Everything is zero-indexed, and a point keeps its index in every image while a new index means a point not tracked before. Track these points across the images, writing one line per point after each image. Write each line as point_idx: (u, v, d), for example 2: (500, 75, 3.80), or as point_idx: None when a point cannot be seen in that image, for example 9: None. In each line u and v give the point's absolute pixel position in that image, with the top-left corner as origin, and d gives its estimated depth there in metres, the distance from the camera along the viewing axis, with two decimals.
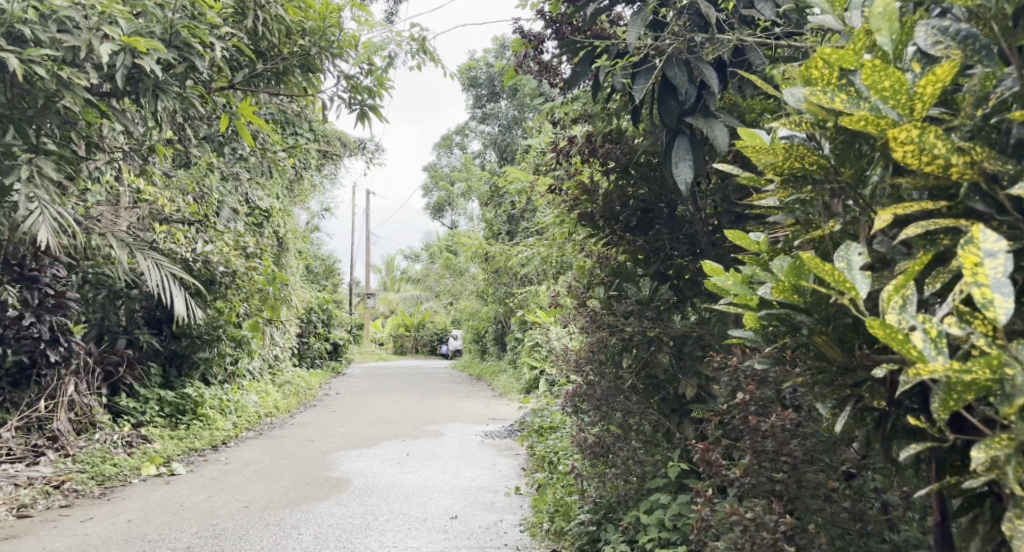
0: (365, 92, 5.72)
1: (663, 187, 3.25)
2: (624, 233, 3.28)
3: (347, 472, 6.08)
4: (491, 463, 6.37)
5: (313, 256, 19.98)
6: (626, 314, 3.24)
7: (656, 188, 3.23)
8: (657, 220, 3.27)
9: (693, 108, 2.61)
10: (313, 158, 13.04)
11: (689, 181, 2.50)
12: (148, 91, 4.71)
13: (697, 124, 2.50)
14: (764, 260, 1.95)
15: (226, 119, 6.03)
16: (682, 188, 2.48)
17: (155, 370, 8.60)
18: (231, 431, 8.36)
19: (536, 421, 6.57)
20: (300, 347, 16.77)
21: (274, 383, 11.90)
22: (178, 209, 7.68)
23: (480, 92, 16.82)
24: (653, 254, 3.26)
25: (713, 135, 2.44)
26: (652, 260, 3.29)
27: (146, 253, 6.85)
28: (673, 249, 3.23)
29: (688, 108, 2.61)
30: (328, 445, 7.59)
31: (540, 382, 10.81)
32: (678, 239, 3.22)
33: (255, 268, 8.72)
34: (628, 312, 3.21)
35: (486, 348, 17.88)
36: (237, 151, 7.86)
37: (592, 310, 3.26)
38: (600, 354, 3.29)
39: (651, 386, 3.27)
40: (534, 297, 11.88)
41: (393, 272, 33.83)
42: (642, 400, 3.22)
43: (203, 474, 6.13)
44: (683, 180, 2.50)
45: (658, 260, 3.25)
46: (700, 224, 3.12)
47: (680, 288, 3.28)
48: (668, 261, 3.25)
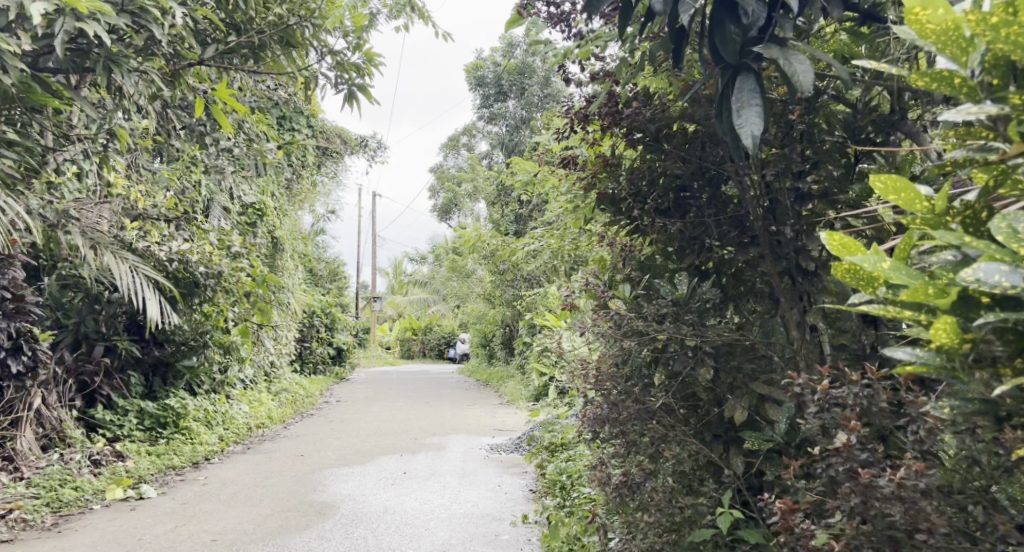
0: (352, 71, 5.08)
1: (705, 159, 2.59)
2: (653, 217, 2.63)
3: (335, 494, 5.47)
4: (497, 483, 5.74)
5: (315, 258, 19.34)
6: (658, 317, 2.60)
7: (695, 162, 2.58)
8: (696, 201, 2.64)
9: (759, 38, 2.11)
10: (310, 155, 12.41)
11: (757, 132, 1.96)
12: (98, 64, 4.13)
13: (771, 55, 2.01)
14: (933, 225, 1.66)
15: (200, 104, 5.45)
16: (748, 141, 1.95)
17: (137, 380, 8.01)
18: (216, 446, 7.76)
19: (546, 437, 5.94)
20: (301, 353, 16.16)
21: (269, 391, 11.27)
22: (155, 204, 7.08)
23: (487, 91, 16.12)
24: (692, 243, 2.63)
25: (792, 70, 1.96)
26: (685, 251, 2.66)
27: (119, 255, 6.28)
28: (713, 237, 2.60)
29: (752, 38, 2.11)
30: (319, 461, 6.99)
31: (550, 389, 10.15)
32: (723, 223, 2.59)
33: (244, 270, 8.12)
34: (661, 315, 2.57)
35: (493, 353, 17.19)
36: (217, 141, 7.26)
37: (617, 314, 2.63)
38: (624, 367, 2.66)
39: (690, 406, 2.63)
40: (544, 300, 11.22)
41: (401, 275, 33.17)
42: (678, 425, 2.57)
43: (175, 498, 5.53)
44: (751, 132, 1.95)
45: (699, 250, 2.63)
46: (751, 204, 2.47)
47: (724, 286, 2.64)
48: (710, 252, 2.62)
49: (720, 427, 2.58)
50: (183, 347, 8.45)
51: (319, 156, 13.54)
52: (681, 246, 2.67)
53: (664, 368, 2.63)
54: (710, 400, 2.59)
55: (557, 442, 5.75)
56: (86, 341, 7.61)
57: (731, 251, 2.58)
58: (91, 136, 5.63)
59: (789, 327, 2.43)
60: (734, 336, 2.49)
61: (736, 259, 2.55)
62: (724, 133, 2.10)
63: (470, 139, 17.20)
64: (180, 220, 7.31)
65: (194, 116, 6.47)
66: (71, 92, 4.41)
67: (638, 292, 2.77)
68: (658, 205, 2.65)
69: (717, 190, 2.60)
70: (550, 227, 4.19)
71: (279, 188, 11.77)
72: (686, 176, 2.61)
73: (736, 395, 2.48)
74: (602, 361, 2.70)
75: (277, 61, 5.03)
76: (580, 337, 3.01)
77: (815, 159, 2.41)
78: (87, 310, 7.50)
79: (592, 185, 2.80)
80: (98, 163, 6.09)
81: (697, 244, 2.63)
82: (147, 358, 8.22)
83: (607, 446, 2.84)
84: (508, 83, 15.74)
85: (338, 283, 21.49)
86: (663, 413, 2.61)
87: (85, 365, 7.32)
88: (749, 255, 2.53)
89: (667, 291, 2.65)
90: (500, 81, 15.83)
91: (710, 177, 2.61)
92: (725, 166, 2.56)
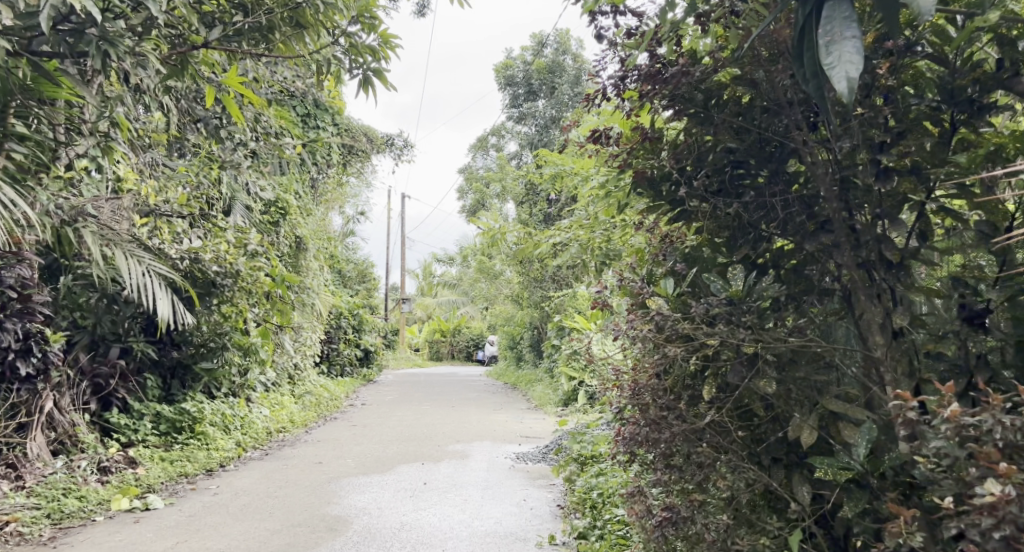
0: (368, 53, 4.77)
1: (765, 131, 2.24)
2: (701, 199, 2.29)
3: (349, 508, 5.14)
4: (522, 497, 5.37)
5: (343, 259, 19.09)
6: (709, 319, 2.23)
7: (753, 134, 2.23)
8: (754, 182, 2.28)
9: None
10: (335, 153, 12.15)
11: (853, 78, 1.75)
12: (93, 46, 3.82)
13: None
14: None
15: (211, 93, 5.17)
16: (842, 87, 1.75)
17: (154, 382, 7.74)
18: (232, 452, 7.44)
19: (575, 448, 5.55)
20: (328, 354, 15.91)
21: (292, 393, 10.99)
22: (167, 199, 6.77)
23: (517, 90, 15.79)
24: (749, 233, 2.27)
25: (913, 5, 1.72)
26: (738, 239, 2.31)
27: (133, 255, 5.90)
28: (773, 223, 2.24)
29: None
30: (336, 469, 6.67)
31: (580, 394, 9.77)
32: (790, 205, 2.21)
33: (263, 269, 7.84)
34: (711, 317, 2.21)
35: (522, 356, 16.79)
36: (232, 134, 6.99)
37: (658, 315, 2.26)
38: (667, 377, 2.30)
39: (748, 422, 2.26)
40: (575, 301, 10.84)
41: (429, 277, 32.89)
42: (732, 447, 2.22)
43: (183, 508, 5.23)
44: (846, 74, 1.75)
45: (756, 238, 2.27)
46: (825, 184, 2.12)
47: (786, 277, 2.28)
48: (772, 241, 2.25)
49: (785, 448, 2.20)
50: (202, 348, 8.20)
51: (345, 155, 13.27)
52: (733, 234, 2.31)
53: (716, 377, 2.27)
54: (771, 418, 2.22)
55: (587, 455, 5.37)
56: (102, 341, 7.35)
57: (796, 239, 2.21)
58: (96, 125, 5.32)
59: (870, 329, 2.09)
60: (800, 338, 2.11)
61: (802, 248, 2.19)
62: (811, 73, 1.89)
63: (500, 139, 16.84)
64: (195, 216, 7.04)
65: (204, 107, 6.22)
66: (67, 78, 4.11)
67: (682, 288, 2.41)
68: (706, 185, 2.29)
69: (779, 168, 2.24)
70: (583, 220, 3.82)
71: (303, 187, 11.52)
72: (741, 150, 2.25)
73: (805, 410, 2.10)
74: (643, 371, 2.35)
75: (289, 43, 4.68)
76: (613, 341, 2.64)
77: (900, 129, 2.06)
78: (104, 310, 7.24)
79: (627, 163, 2.47)
80: (105, 155, 5.79)
81: (753, 231, 2.27)
82: (164, 360, 7.95)
83: (647, 467, 2.48)
84: (538, 82, 15.39)
85: (367, 284, 21.21)
86: (717, 431, 2.25)
87: (100, 367, 7.07)
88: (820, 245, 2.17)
89: (719, 287, 2.26)
90: (530, 80, 15.50)
91: (770, 151, 2.24)
92: (790, 140, 2.20)
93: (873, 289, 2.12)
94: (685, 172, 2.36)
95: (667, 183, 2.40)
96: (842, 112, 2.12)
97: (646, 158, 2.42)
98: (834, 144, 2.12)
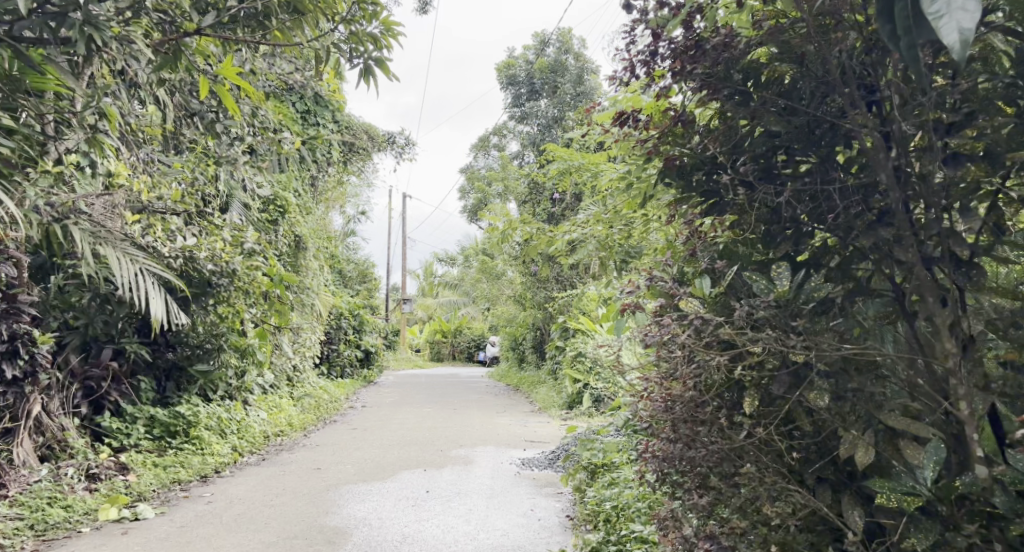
0: (369, 42, 4.53)
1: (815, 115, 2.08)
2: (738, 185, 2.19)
3: (348, 519, 4.92)
4: (529, 508, 5.14)
5: (343, 259, 18.83)
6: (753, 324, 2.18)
7: (802, 116, 2.08)
8: (800, 169, 2.15)
9: None
10: (335, 151, 11.92)
11: (967, 27, 1.60)
12: (75, 29, 3.57)
13: None
14: None
15: (204, 84, 4.95)
16: (954, 39, 1.59)
17: (148, 385, 7.51)
18: (227, 458, 7.18)
19: (586, 456, 5.33)
20: (328, 355, 15.66)
21: (291, 395, 10.77)
22: (160, 196, 6.53)
23: (520, 89, 15.53)
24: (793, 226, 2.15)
25: None
26: (780, 234, 2.18)
27: (126, 254, 5.67)
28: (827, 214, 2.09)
29: None
30: (335, 476, 6.44)
31: (585, 397, 9.55)
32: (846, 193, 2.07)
33: (260, 268, 7.61)
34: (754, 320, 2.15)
35: (525, 358, 16.53)
36: (228, 129, 6.77)
37: (699, 318, 2.21)
38: (703, 387, 2.26)
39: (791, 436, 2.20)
40: (580, 302, 10.62)
41: (430, 277, 32.61)
42: (774, 466, 2.17)
43: (174, 518, 5.01)
44: (960, 26, 1.59)
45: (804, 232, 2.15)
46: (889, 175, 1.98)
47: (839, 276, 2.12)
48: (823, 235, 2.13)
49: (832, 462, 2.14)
50: (197, 350, 7.97)
51: (345, 153, 13.01)
52: (776, 227, 2.19)
53: (758, 387, 2.20)
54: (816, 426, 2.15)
55: (598, 464, 5.15)
56: (93, 343, 7.11)
57: (850, 232, 2.08)
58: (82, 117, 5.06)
59: (941, 332, 1.95)
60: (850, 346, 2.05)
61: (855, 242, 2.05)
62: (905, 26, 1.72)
63: (502, 138, 16.60)
64: (188, 213, 6.79)
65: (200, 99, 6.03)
66: (49, 64, 3.85)
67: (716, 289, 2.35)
68: (747, 172, 2.17)
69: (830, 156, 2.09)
70: (601, 215, 3.63)
71: (302, 185, 11.29)
72: (786, 134, 2.12)
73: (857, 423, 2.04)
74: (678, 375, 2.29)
75: (285, 30, 4.43)
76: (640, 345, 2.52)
77: (968, 109, 1.91)
78: (96, 311, 7.01)
79: (655, 148, 2.36)
80: (93, 149, 5.53)
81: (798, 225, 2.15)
82: (159, 361, 7.74)
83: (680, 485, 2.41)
84: (541, 81, 15.13)
85: (367, 284, 20.94)
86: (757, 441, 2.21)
87: (91, 369, 6.87)
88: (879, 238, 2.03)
89: (763, 287, 2.16)
90: (533, 79, 15.24)
91: (820, 134, 2.12)
92: (844, 123, 2.05)
93: (938, 286, 1.97)
94: (722, 160, 2.23)
95: (700, 172, 2.29)
96: (902, 94, 1.97)
97: (681, 138, 2.32)
98: (897, 128, 1.98)
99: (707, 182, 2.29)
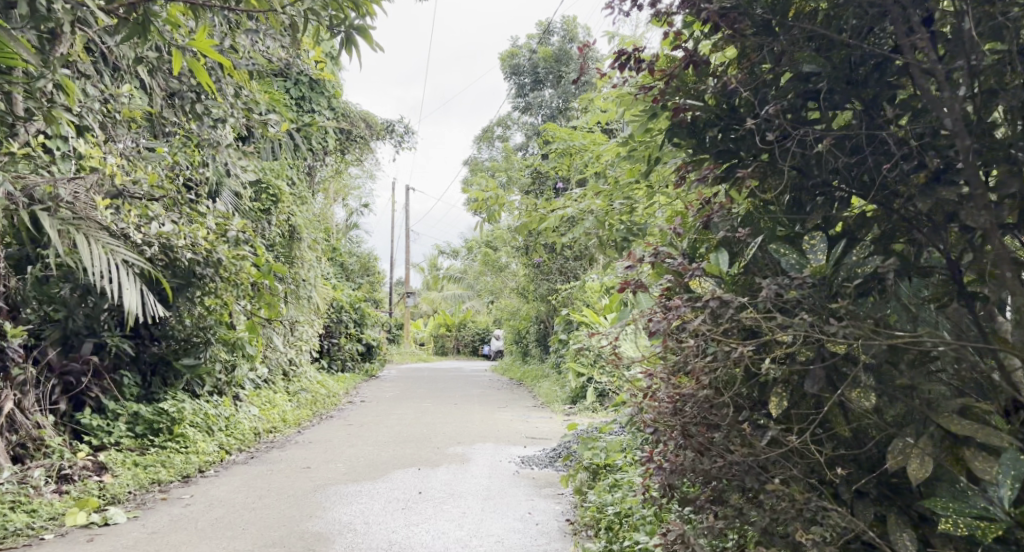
0: (350, 9, 4.16)
1: (865, 47, 2.05)
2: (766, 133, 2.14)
3: (332, 525, 4.58)
4: (527, 510, 4.79)
5: (343, 251, 18.42)
6: (785, 304, 2.08)
7: (850, 52, 2.07)
8: (839, 120, 2.12)
9: None
10: (332, 138, 11.60)
11: None
12: None
13: None
14: None
15: (176, 57, 4.64)
16: None
17: (131, 380, 7.18)
18: (213, 457, 6.84)
19: (584, 456, 4.99)
20: (328, 349, 15.33)
21: (287, 390, 10.43)
22: (136, 179, 6.16)
23: (523, 80, 15.19)
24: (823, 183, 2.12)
25: None
26: (809, 179, 2.16)
27: (92, 237, 5.36)
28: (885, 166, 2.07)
29: None
30: (324, 476, 6.11)
31: (589, 391, 9.28)
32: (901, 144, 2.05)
33: (249, 257, 7.27)
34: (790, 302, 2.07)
35: (529, 351, 16.13)
36: (210, 111, 6.46)
37: (717, 300, 2.09)
38: (721, 378, 2.14)
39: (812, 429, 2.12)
40: (584, 293, 10.35)
41: (435, 271, 32.20)
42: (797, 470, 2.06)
43: (146, 524, 4.67)
44: None
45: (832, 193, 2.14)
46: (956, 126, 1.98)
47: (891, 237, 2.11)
48: (869, 191, 2.10)
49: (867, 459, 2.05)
50: (184, 344, 7.65)
51: (342, 141, 12.63)
52: (805, 182, 2.16)
53: (787, 384, 2.08)
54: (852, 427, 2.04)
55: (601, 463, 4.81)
56: (74, 337, 6.78)
57: (900, 182, 2.05)
58: (41, 90, 4.65)
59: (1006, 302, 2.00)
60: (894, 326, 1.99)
61: (918, 200, 2.00)
62: None
63: (504, 129, 16.22)
64: (167, 198, 6.43)
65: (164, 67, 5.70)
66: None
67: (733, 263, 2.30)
68: (777, 116, 2.10)
69: (876, 99, 2.09)
70: (602, 189, 3.36)
71: (298, 174, 10.97)
72: (818, 78, 2.10)
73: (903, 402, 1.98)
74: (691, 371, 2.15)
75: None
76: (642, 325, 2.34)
77: None
78: (76, 303, 6.67)
79: (662, 96, 2.27)
80: (56, 127, 5.14)
81: (826, 183, 2.14)
82: (145, 355, 7.44)
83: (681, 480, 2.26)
84: (544, 70, 14.78)
85: (370, 278, 20.55)
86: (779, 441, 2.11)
87: (70, 364, 6.54)
88: (943, 195, 1.99)
89: (794, 262, 2.12)
90: (536, 69, 14.88)
91: (864, 76, 2.09)
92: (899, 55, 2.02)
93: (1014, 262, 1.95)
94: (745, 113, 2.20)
95: (715, 128, 2.23)
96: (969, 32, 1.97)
97: (693, 87, 2.23)
98: (968, 65, 1.97)
99: (728, 139, 2.23)
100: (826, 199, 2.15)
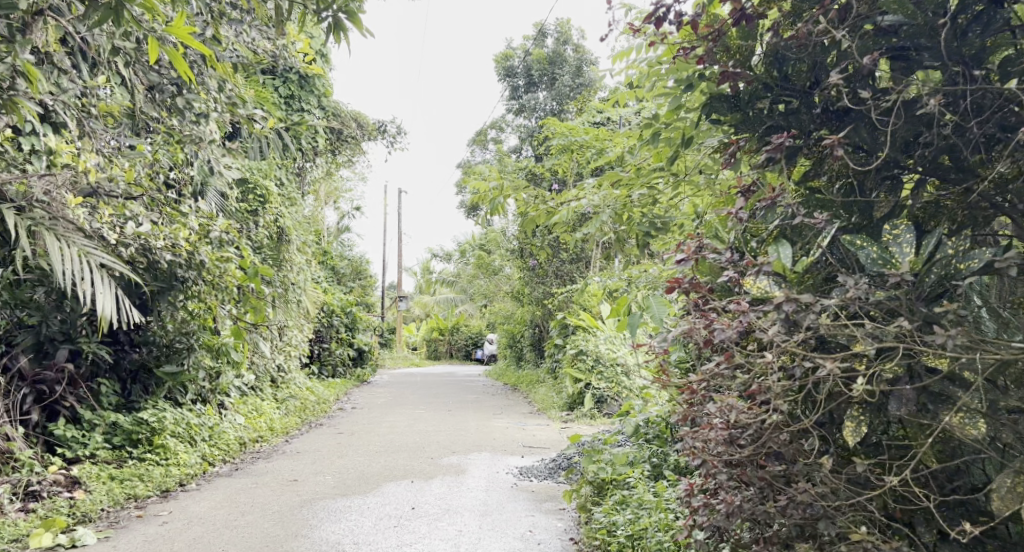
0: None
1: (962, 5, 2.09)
2: (851, 87, 2.23)
3: (317, 546, 4.25)
4: (527, 528, 4.47)
5: (335, 255, 18.08)
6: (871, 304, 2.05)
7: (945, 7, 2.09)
8: (930, 75, 2.15)
9: None
10: (320, 138, 11.29)
11: None
12: None
13: None
14: None
15: (152, 44, 4.32)
16: None
17: (110, 388, 6.84)
18: (195, 469, 6.50)
19: (586, 469, 4.69)
20: (318, 354, 14.97)
21: (275, 397, 10.09)
22: (110, 176, 5.80)
23: (516, 82, 14.89)
24: (893, 155, 2.18)
25: None
26: (897, 143, 2.19)
27: (67, 237, 5.05)
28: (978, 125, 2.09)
29: None
30: (311, 490, 5.78)
31: (586, 398, 9.01)
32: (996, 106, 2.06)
33: (233, 260, 6.98)
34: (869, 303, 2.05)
35: (523, 356, 15.76)
36: (191, 105, 6.15)
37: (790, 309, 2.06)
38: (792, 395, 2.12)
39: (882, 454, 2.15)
40: (581, 296, 10.09)
41: (427, 275, 31.74)
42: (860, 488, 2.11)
43: (119, 545, 4.35)
44: None
45: (902, 168, 2.21)
46: None
47: (983, 212, 2.10)
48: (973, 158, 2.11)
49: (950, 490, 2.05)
50: (167, 349, 7.34)
51: (333, 141, 12.29)
52: (875, 155, 2.23)
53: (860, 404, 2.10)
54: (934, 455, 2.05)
55: (608, 479, 4.51)
56: (49, 343, 6.44)
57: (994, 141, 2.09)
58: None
59: None
60: (983, 303, 2.02)
61: None
62: None
63: (498, 131, 15.83)
64: (147, 196, 6.11)
65: (142, 60, 5.41)
66: None
67: (794, 253, 2.29)
68: (874, 67, 2.13)
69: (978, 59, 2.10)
70: (621, 177, 3.28)
71: (286, 175, 10.67)
72: (908, 28, 2.14)
73: (1009, 385, 1.98)
74: (753, 391, 2.11)
75: None
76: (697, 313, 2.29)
77: None
78: (52, 308, 6.34)
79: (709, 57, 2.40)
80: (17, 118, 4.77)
81: (895, 156, 2.20)
82: (125, 361, 7.07)
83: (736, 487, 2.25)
84: (538, 72, 14.50)
85: (362, 283, 20.10)
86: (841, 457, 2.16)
87: (44, 372, 6.19)
88: None
89: (870, 253, 2.13)
90: (530, 71, 14.61)
91: (963, 28, 2.10)
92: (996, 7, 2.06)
93: None
94: (800, 82, 2.31)
95: (766, 99, 2.35)
96: None
97: (742, 48, 2.37)
98: None
99: (778, 113, 2.35)
100: (898, 174, 2.22)
